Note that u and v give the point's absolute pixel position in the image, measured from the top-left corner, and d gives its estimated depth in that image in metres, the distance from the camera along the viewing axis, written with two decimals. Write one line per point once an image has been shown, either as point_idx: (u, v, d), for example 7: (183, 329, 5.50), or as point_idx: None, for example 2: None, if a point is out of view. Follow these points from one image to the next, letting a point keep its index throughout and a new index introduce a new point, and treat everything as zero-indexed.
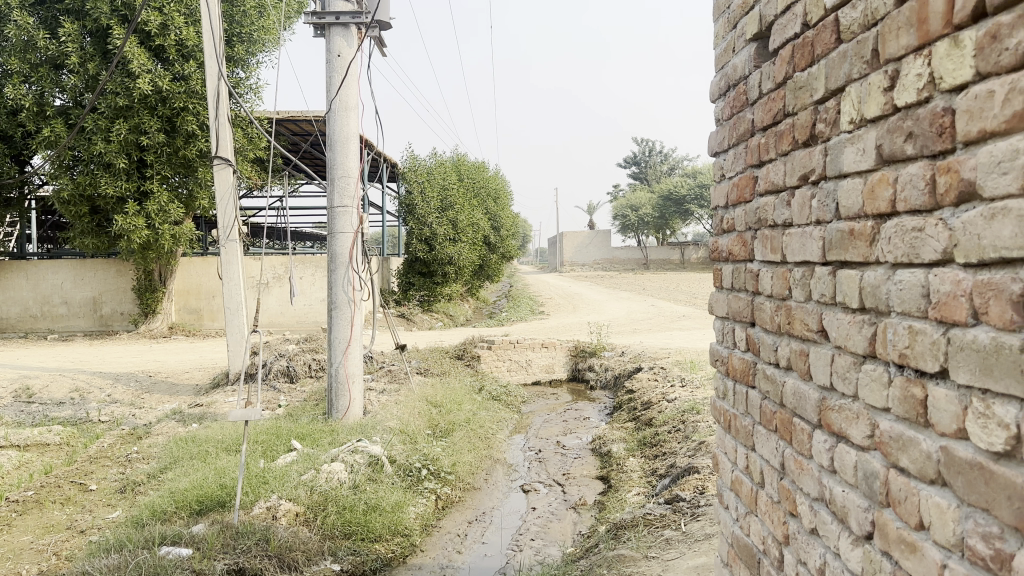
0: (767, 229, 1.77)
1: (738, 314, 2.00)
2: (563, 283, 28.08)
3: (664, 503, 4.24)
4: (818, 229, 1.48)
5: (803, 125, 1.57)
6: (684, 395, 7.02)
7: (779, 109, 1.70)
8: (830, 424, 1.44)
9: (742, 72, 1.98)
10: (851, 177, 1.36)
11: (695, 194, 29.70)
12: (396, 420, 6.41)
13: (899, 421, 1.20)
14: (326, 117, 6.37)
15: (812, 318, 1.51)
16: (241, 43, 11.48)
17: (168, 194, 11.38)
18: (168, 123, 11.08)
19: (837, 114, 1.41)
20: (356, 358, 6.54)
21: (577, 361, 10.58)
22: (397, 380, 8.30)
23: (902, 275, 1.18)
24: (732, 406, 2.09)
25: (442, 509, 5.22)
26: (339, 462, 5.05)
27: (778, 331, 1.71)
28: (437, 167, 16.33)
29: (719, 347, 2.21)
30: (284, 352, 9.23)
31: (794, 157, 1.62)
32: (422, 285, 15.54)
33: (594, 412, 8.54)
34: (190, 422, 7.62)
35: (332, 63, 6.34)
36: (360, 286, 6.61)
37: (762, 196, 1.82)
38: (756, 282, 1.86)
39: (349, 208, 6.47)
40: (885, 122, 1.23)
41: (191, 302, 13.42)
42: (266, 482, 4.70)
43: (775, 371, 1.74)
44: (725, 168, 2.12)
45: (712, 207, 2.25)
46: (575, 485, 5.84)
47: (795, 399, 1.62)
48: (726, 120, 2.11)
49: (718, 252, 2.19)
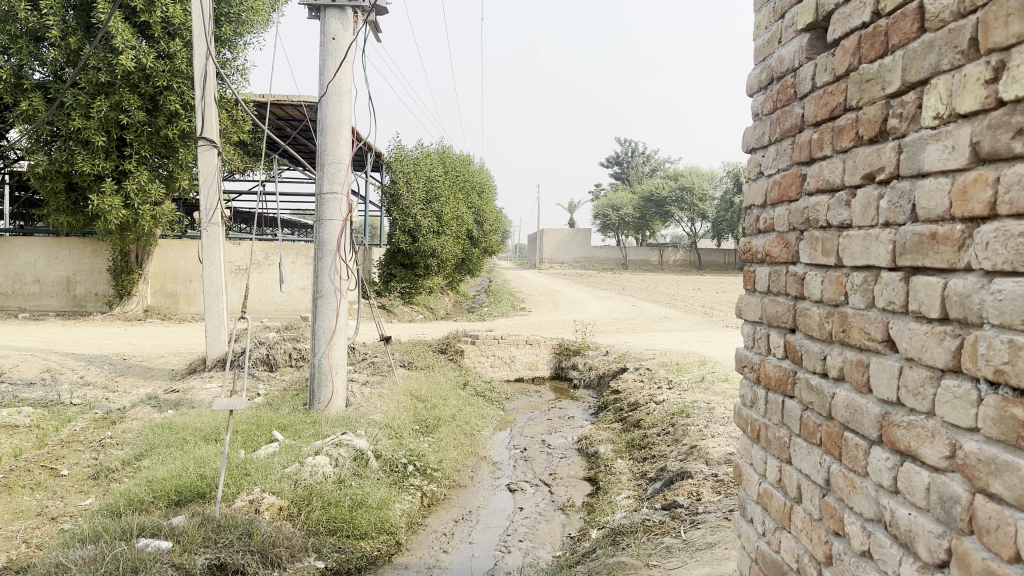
0: (816, 230, 1.68)
1: (775, 320, 1.91)
2: (543, 280, 27.97)
3: (660, 509, 4.14)
4: (887, 232, 1.39)
5: (870, 121, 1.47)
6: (672, 398, 6.94)
7: (838, 103, 1.60)
8: (894, 441, 1.34)
9: (790, 64, 1.88)
10: (934, 177, 1.26)
11: (677, 196, 29.81)
12: (381, 413, 6.26)
13: (989, 443, 1.10)
14: (318, 101, 6.20)
15: (875, 326, 1.42)
16: (229, 23, 11.25)
17: (148, 173, 11.10)
18: (151, 102, 10.82)
19: (916, 109, 1.32)
20: (340, 349, 6.38)
21: (561, 359, 10.47)
22: (380, 372, 8.15)
23: (1002, 285, 1.08)
24: (761, 415, 2.00)
25: (427, 507, 5.10)
26: (323, 455, 4.89)
27: (828, 339, 1.62)
28: (425, 158, 16.13)
29: (748, 352, 2.11)
30: (264, 340, 9.03)
31: (856, 155, 1.52)
32: (404, 277, 15.36)
33: (578, 411, 8.44)
34: (166, 408, 7.43)
35: (327, 46, 6.17)
36: (346, 275, 6.46)
37: (812, 195, 1.72)
38: (800, 286, 1.77)
39: (339, 195, 6.30)
40: (985, 118, 1.13)
41: (168, 285, 13.14)
42: (248, 474, 4.54)
43: (821, 382, 1.65)
44: (764, 166, 2.03)
45: (746, 207, 2.16)
46: (563, 485, 5.74)
47: (847, 412, 1.53)
48: (766, 114, 2.02)
49: (751, 253, 2.10)
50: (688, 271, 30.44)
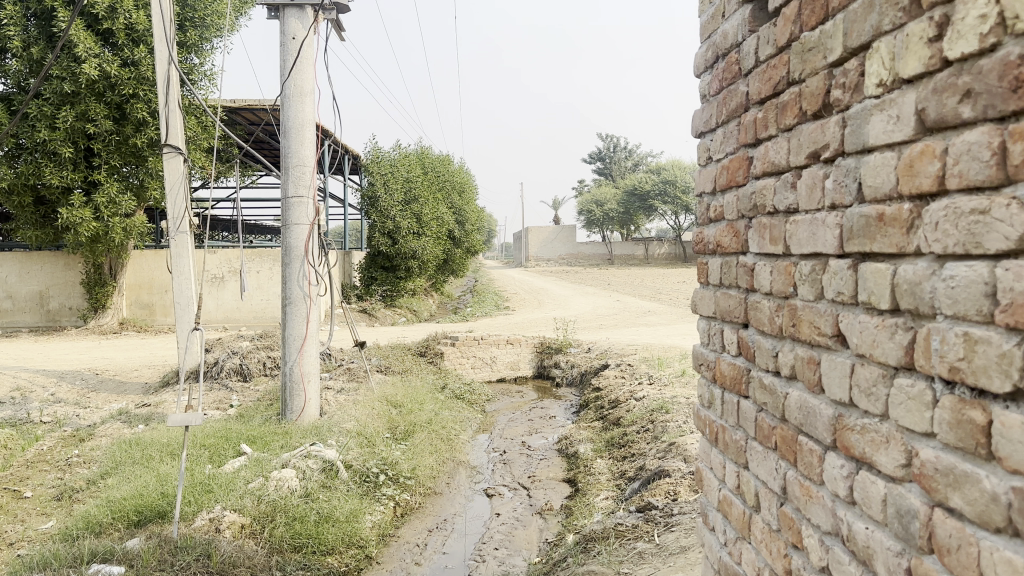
0: (765, 216, 1.55)
1: (728, 314, 1.78)
2: (528, 278, 27.80)
3: (635, 512, 4.02)
4: (834, 215, 1.25)
5: (813, 95, 1.33)
6: (653, 394, 6.80)
7: (780, 76, 1.47)
8: (849, 447, 1.21)
9: (734, 39, 1.74)
10: (880, 152, 1.12)
11: (659, 189, 29.79)
12: (353, 421, 6.09)
13: (946, 451, 0.97)
14: (280, 102, 6.02)
15: (824, 319, 1.29)
16: (194, 28, 11.03)
17: (118, 184, 10.85)
18: (117, 110, 10.58)
19: (859, 77, 1.18)
20: (312, 356, 6.21)
21: (543, 358, 10.34)
22: (356, 378, 7.98)
23: (954, 270, 0.94)
24: (719, 417, 1.87)
25: (400, 516, 4.96)
26: (290, 468, 4.72)
27: (779, 334, 1.48)
28: (401, 159, 15.95)
29: (704, 350, 1.98)
30: (238, 349, 8.84)
31: (802, 132, 1.38)
32: (385, 280, 15.17)
33: (560, 411, 8.29)
34: (137, 423, 7.24)
35: (287, 46, 5.99)
36: (315, 281, 6.28)
37: (759, 178, 1.59)
38: (750, 278, 1.63)
39: (304, 199, 6.13)
40: (930, 81, 0.99)
41: (143, 296, 12.88)
42: (210, 490, 4.36)
43: (774, 381, 1.51)
44: (713, 150, 1.89)
45: (698, 194, 2.03)
46: (541, 488, 5.60)
47: (800, 414, 1.39)
48: (713, 95, 1.88)
49: (703, 243, 1.97)
50: (674, 264, 30.34)
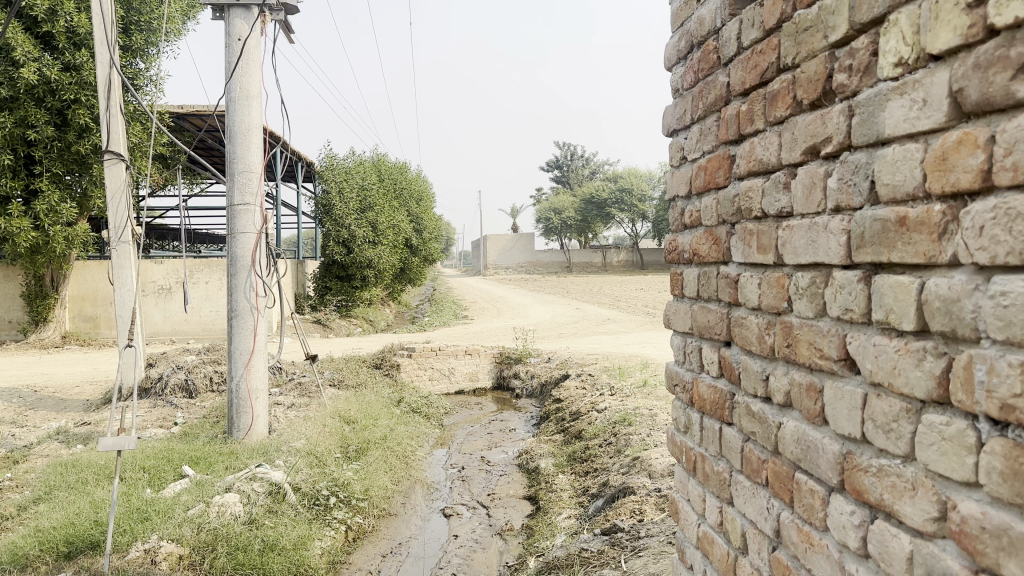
0: (750, 222, 1.37)
1: (706, 330, 1.60)
2: (487, 287, 27.57)
3: (599, 535, 3.81)
4: (838, 219, 1.08)
5: (810, 81, 1.16)
6: (615, 405, 6.63)
7: (769, 61, 1.29)
8: (860, 491, 1.03)
9: (710, 26, 1.56)
10: (899, 143, 0.95)
11: (616, 198, 29.92)
12: (303, 439, 5.80)
13: (996, 506, 0.79)
14: (225, 106, 5.72)
15: (827, 339, 1.11)
16: (140, 32, 10.58)
17: (60, 192, 10.37)
18: (59, 115, 10.08)
19: (869, 57, 1.01)
20: (260, 372, 5.90)
21: (502, 369, 10.13)
22: (307, 393, 7.67)
23: (1005, 284, 0.77)
24: (697, 444, 1.68)
25: (352, 541, 4.72)
26: (234, 492, 4.42)
27: (770, 355, 1.30)
28: (356, 167, 15.63)
29: (679, 369, 1.80)
30: (183, 364, 8.43)
31: (796, 126, 1.21)
32: (340, 290, 14.80)
33: (520, 423, 8.08)
34: (75, 444, 6.81)
35: (232, 48, 5.70)
36: (263, 292, 5.98)
37: (742, 179, 1.41)
38: (733, 291, 1.45)
39: (251, 206, 5.83)
40: (969, 54, 0.82)
41: (86, 308, 12.31)
42: (146, 518, 4.02)
43: (763, 408, 1.34)
44: (687, 150, 1.71)
45: (669, 199, 1.85)
46: (501, 507, 5.38)
47: (797, 448, 1.21)
48: (687, 89, 1.71)
49: (677, 252, 1.79)
50: (630, 271, 30.42)
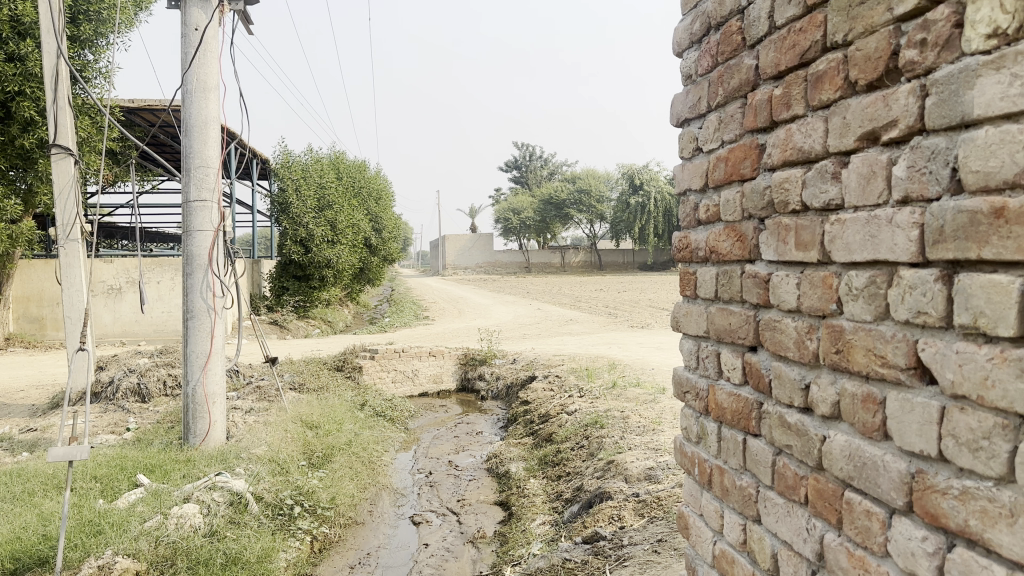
0: (787, 217, 1.26)
1: (726, 335, 1.49)
2: (446, 287, 27.35)
3: (580, 544, 3.69)
4: (908, 211, 0.97)
5: (868, 59, 1.05)
6: (585, 407, 6.53)
7: (811, 40, 1.18)
8: (937, 515, 0.92)
9: (733, 4, 1.45)
10: (992, 125, 0.84)
11: (575, 199, 30.03)
12: (265, 446, 5.57)
13: None
14: (181, 99, 5.46)
15: (894, 346, 1.00)
16: (89, 22, 10.17)
17: (4, 188, 9.89)
18: (2, 108, 9.61)
19: (949, 29, 0.90)
20: (217, 376, 5.65)
21: (467, 370, 9.99)
22: (267, 397, 7.43)
23: None
24: (712, 456, 1.58)
25: (318, 552, 4.54)
26: (192, 503, 4.19)
27: (812, 361, 1.20)
28: (315, 165, 15.30)
29: (690, 375, 1.69)
30: (136, 367, 8.09)
31: (848, 109, 1.10)
32: (298, 290, 14.48)
33: (486, 426, 7.94)
34: (20, 451, 6.46)
35: (189, 38, 5.45)
36: (221, 293, 5.73)
37: (776, 170, 1.30)
38: (763, 291, 1.34)
39: (208, 203, 5.59)
40: None
41: (32, 309, 11.82)
42: (99, 531, 3.76)
43: (802, 419, 1.23)
44: (702, 140, 1.60)
45: (680, 192, 1.74)
46: (471, 513, 5.24)
47: (849, 465, 1.10)
48: (702, 75, 1.60)
49: (689, 249, 1.68)
50: (590, 272, 30.50)
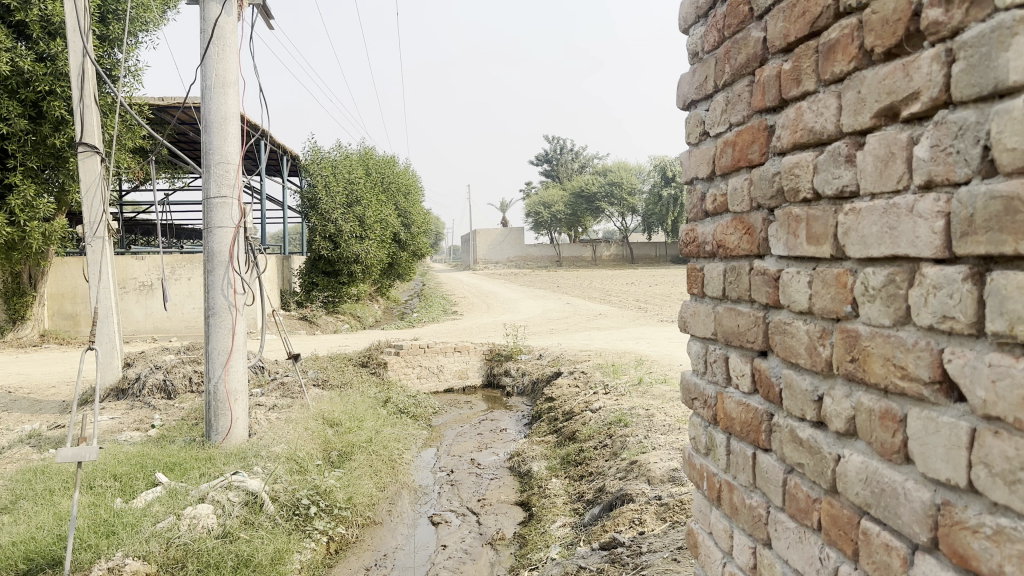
0: (797, 206, 1.12)
1: (734, 337, 1.35)
2: (476, 282, 27.26)
3: (598, 550, 3.55)
4: (932, 196, 0.83)
5: (885, 22, 0.90)
6: (609, 405, 6.38)
7: (822, 4, 1.04)
8: (967, 556, 0.78)
9: None
10: None
11: (606, 192, 29.74)
12: (284, 444, 5.51)
13: None
14: (200, 95, 5.40)
15: (916, 355, 0.86)
16: (117, 21, 10.23)
17: (36, 186, 9.98)
18: (33, 107, 9.69)
19: None
20: (239, 373, 5.60)
21: (492, 366, 9.90)
22: (290, 394, 7.39)
23: None
24: (721, 470, 1.44)
25: (333, 553, 4.48)
26: (207, 503, 4.13)
27: (826, 370, 1.05)
28: (343, 160, 15.28)
29: (698, 381, 1.56)
30: (162, 363, 8.10)
31: (863, 82, 0.95)
32: (327, 285, 14.57)
33: (510, 423, 7.83)
34: (47, 448, 6.48)
35: (207, 33, 5.40)
36: (241, 290, 5.68)
37: (785, 154, 1.16)
38: (772, 290, 1.20)
39: (229, 199, 5.53)
40: None
41: (66, 306, 11.96)
42: (111, 531, 3.72)
43: (815, 435, 1.09)
44: (709, 123, 1.46)
45: (686, 181, 1.60)
46: (491, 513, 5.14)
47: (866, 489, 0.96)
48: (708, 52, 1.46)
49: (696, 243, 1.54)
50: (621, 266, 30.22)
